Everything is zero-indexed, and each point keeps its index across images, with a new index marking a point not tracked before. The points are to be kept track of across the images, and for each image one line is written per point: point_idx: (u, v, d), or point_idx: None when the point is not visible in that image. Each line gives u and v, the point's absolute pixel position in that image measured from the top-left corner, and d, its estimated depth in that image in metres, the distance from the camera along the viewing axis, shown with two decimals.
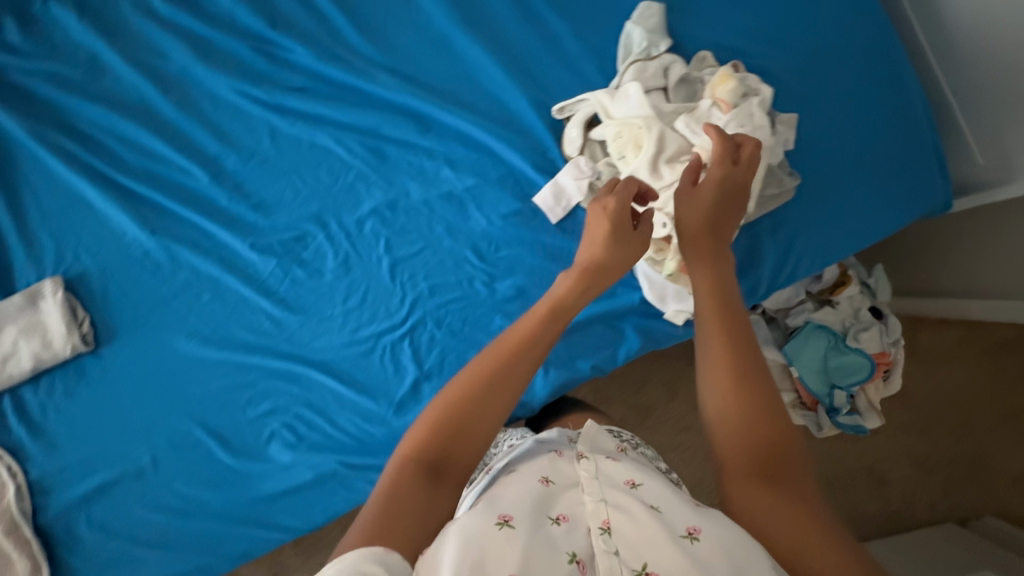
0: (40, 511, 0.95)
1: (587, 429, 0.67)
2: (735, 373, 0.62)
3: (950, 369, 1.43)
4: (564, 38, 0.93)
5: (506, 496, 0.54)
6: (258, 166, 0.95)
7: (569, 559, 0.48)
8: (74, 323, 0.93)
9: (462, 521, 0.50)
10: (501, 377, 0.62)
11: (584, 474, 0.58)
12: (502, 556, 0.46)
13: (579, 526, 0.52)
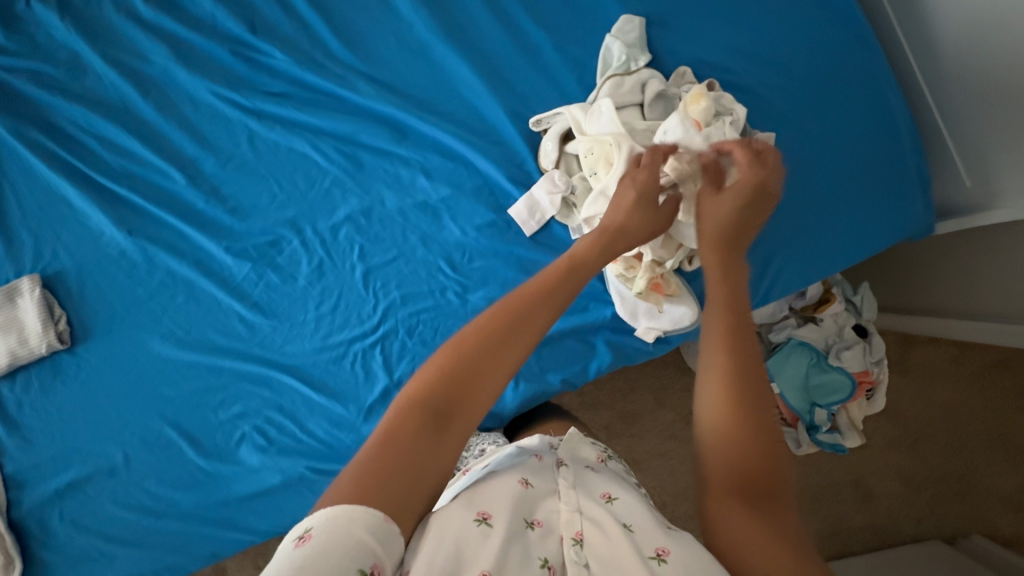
0: (14, 504, 0.96)
1: (570, 437, 0.71)
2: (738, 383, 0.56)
3: (941, 386, 1.42)
4: (545, 49, 0.92)
5: (484, 492, 0.56)
6: (235, 170, 0.95)
7: (540, 565, 0.50)
8: (50, 321, 0.94)
9: (443, 514, 0.52)
10: (517, 327, 0.55)
11: (563, 484, 0.60)
12: (478, 555, 0.49)
13: (552, 534, 0.54)
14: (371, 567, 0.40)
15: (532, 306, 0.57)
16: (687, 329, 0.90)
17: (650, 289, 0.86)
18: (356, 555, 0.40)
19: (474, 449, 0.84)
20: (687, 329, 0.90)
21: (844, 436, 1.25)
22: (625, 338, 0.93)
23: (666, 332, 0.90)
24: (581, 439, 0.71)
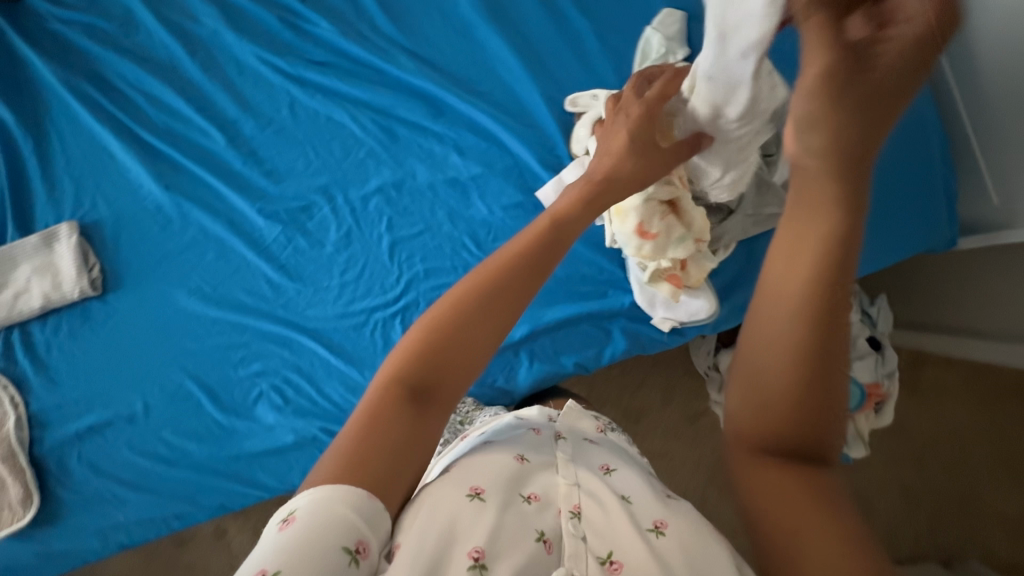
0: (36, 442, 1.00)
1: (566, 416, 0.74)
2: (792, 345, 0.41)
3: (950, 407, 1.37)
4: (584, 37, 0.93)
5: (477, 470, 0.58)
6: (274, 134, 0.98)
7: (537, 538, 0.52)
8: (85, 267, 0.97)
9: (437, 490, 0.54)
10: (498, 301, 0.54)
11: (561, 457, 0.62)
12: (471, 530, 0.51)
13: (551, 505, 0.56)
14: (357, 545, 0.43)
15: (511, 278, 0.55)
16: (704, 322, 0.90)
17: (662, 280, 0.86)
18: (341, 533, 0.43)
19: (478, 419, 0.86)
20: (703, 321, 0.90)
21: (849, 447, 1.25)
22: (642, 326, 0.94)
23: (682, 323, 0.91)
24: (578, 414, 0.74)
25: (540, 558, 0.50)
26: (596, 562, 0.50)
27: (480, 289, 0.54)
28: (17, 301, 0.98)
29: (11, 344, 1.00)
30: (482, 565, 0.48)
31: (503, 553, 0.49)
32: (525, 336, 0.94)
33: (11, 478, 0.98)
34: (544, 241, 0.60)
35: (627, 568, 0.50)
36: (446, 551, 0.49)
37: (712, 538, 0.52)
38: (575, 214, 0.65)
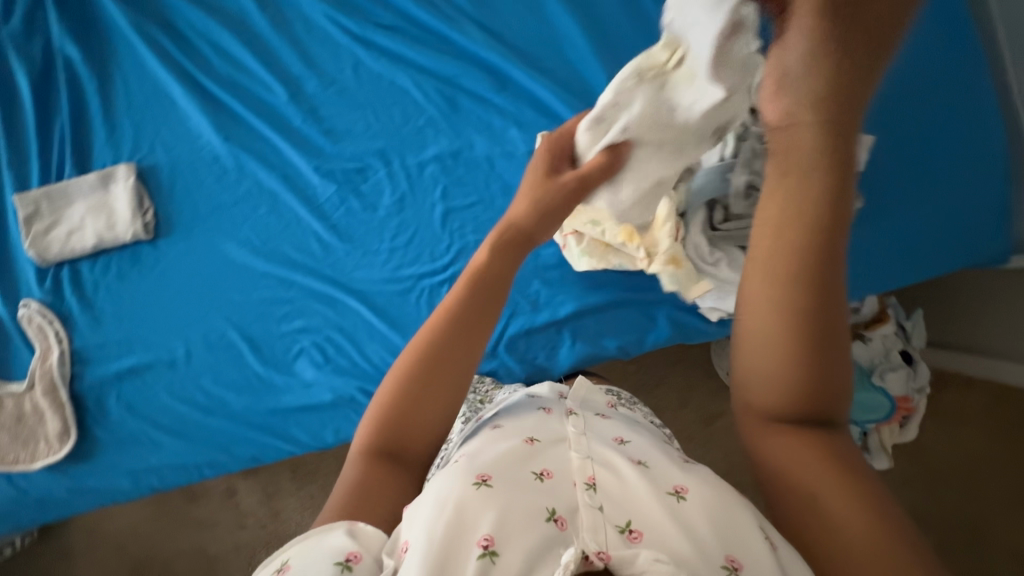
0: (76, 378, 1.01)
1: (578, 388, 0.73)
2: (795, 311, 0.51)
3: (964, 432, 1.38)
4: (655, 22, 0.93)
5: (483, 458, 0.58)
6: (336, 94, 0.99)
7: (548, 516, 0.51)
8: (139, 210, 0.99)
9: (443, 479, 0.55)
10: (444, 363, 0.62)
11: (571, 433, 0.62)
12: (478, 516, 0.50)
13: (565, 481, 0.56)
14: (347, 557, 0.49)
15: (451, 340, 0.63)
16: None
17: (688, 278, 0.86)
18: (331, 553, 0.49)
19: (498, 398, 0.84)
20: None
21: (872, 459, 1.24)
22: (687, 315, 0.94)
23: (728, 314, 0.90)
24: (586, 387, 0.73)
25: (554, 536, 0.49)
26: (615, 530, 0.50)
27: (428, 352, 0.63)
28: (70, 238, 0.99)
29: (59, 280, 1.01)
30: (493, 552, 0.47)
31: (514, 535, 0.49)
32: (571, 314, 0.94)
33: (51, 411, 0.99)
34: (478, 298, 0.67)
35: (647, 535, 0.49)
36: (456, 543, 0.48)
37: (735, 506, 0.53)
38: (495, 264, 0.70)
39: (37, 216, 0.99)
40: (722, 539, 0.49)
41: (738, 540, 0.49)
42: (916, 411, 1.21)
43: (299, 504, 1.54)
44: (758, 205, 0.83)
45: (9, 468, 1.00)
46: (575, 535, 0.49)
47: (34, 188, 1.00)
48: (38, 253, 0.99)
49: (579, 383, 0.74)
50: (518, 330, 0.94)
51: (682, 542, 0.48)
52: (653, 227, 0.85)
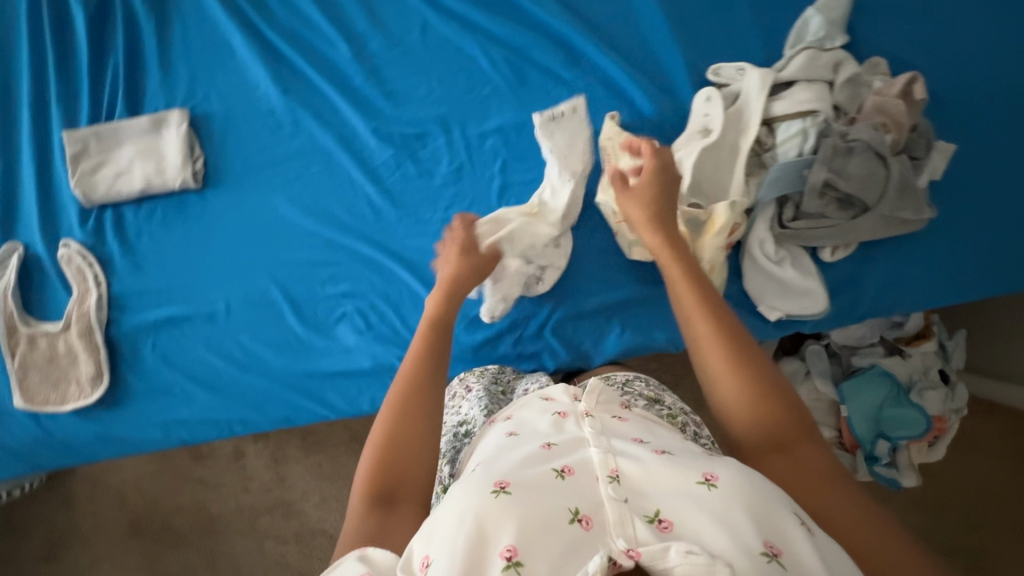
0: (112, 324, 0.99)
1: (593, 386, 0.71)
2: (729, 347, 0.67)
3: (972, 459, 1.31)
4: (738, 7, 0.90)
5: (500, 467, 0.57)
6: (399, 56, 0.96)
7: (571, 518, 0.50)
8: (190, 158, 0.97)
9: (460, 491, 0.54)
10: (408, 425, 0.67)
11: (589, 430, 0.61)
12: (499, 528, 0.49)
13: (588, 476, 0.55)
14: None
15: (409, 406, 0.68)
16: (810, 318, 0.87)
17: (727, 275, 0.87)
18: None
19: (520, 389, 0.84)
20: (810, 318, 0.86)
21: (899, 477, 1.20)
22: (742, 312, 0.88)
23: (788, 316, 0.86)
24: (602, 386, 0.71)
25: (581, 538, 0.49)
26: (643, 521, 0.50)
27: (391, 422, 0.67)
28: (117, 181, 0.97)
29: (103, 222, 1.00)
30: (517, 563, 0.47)
31: (539, 546, 0.48)
32: (623, 301, 0.92)
33: (85, 353, 0.98)
34: (421, 363, 0.73)
35: (678, 525, 0.49)
36: (480, 557, 0.48)
37: (772, 500, 0.52)
38: (445, 310, 0.79)
39: (85, 155, 0.98)
40: (760, 529, 0.49)
41: (778, 531, 0.50)
42: (949, 432, 1.19)
43: (305, 472, 1.51)
44: (832, 205, 0.82)
45: (38, 407, 0.98)
46: (607, 534, 0.49)
47: (84, 127, 0.99)
48: (84, 193, 0.97)
49: (592, 382, 0.71)
50: (566, 313, 0.92)
51: (721, 538, 0.48)
52: (709, 231, 0.83)
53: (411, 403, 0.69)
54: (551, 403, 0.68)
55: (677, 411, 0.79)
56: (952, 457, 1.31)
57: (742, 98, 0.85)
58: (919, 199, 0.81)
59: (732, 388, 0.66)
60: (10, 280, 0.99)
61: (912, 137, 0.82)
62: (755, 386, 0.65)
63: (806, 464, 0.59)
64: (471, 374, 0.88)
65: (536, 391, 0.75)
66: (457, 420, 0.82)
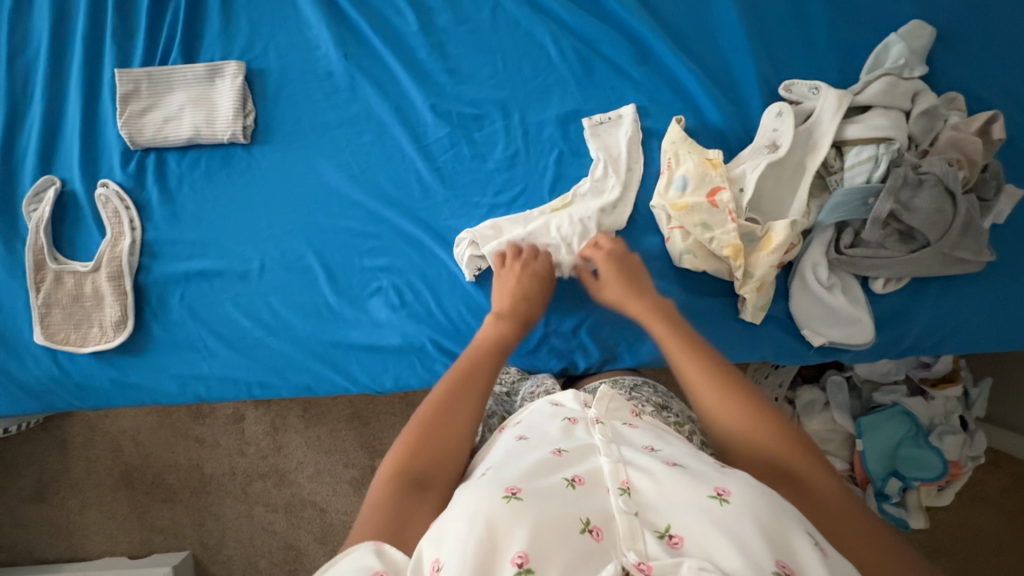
0: (142, 270, 0.97)
1: (601, 392, 0.67)
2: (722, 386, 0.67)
3: (979, 512, 1.27)
4: (818, 24, 0.88)
5: (510, 471, 0.55)
6: (467, 34, 0.94)
7: (582, 528, 0.49)
8: (242, 112, 0.95)
9: (469, 496, 0.52)
10: (448, 420, 0.67)
11: (600, 438, 0.59)
12: (510, 535, 0.47)
13: (599, 487, 0.53)
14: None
15: (448, 407, 0.68)
16: (854, 347, 0.85)
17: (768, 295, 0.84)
18: (358, 571, 0.48)
19: (524, 392, 0.82)
20: (854, 347, 0.85)
21: (909, 518, 1.17)
22: (784, 334, 0.87)
23: (832, 343, 0.85)
24: (613, 391, 0.67)
25: (592, 550, 0.47)
26: (654, 536, 0.48)
27: (429, 415, 0.67)
28: (164, 126, 0.96)
29: (144, 166, 0.98)
30: (529, 570, 0.45)
31: (550, 555, 0.46)
32: None
33: (112, 296, 0.96)
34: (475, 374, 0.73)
35: (688, 540, 0.47)
36: (490, 563, 0.46)
37: (784, 515, 0.49)
38: (507, 329, 0.81)
39: (136, 97, 0.96)
40: (771, 547, 0.46)
41: (785, 546, 0.47)
42: (962, 479, 1.15)
43: (303, 444, 1.46)
44: (891, 236, 0.82)
45: (57, 345, 0.97)
46: (616, 547, 0.48)
47: (137, 68, 0.97)
48: (130, 135, 0.96)
49: (602, 387, 0.67)
50: (606, 314, 0.90)
51: (731, 555, 0.45)
52: (764, 247, 0.81)
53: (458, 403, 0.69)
54: (563, 409, 0.66)
55: (684, 420, 0.77)
56: (973, 509, 1.27)
57: (814, 117, 0.84)
58: (981, 240, 0.80)
59: (727, 424, 0.65)
60: (44, 213, 0.97)
61: (982, 177, 0.81)
62: (750, 421, 0.64)
63: (817, 490, 0.57)
64: None
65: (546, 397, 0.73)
66: None
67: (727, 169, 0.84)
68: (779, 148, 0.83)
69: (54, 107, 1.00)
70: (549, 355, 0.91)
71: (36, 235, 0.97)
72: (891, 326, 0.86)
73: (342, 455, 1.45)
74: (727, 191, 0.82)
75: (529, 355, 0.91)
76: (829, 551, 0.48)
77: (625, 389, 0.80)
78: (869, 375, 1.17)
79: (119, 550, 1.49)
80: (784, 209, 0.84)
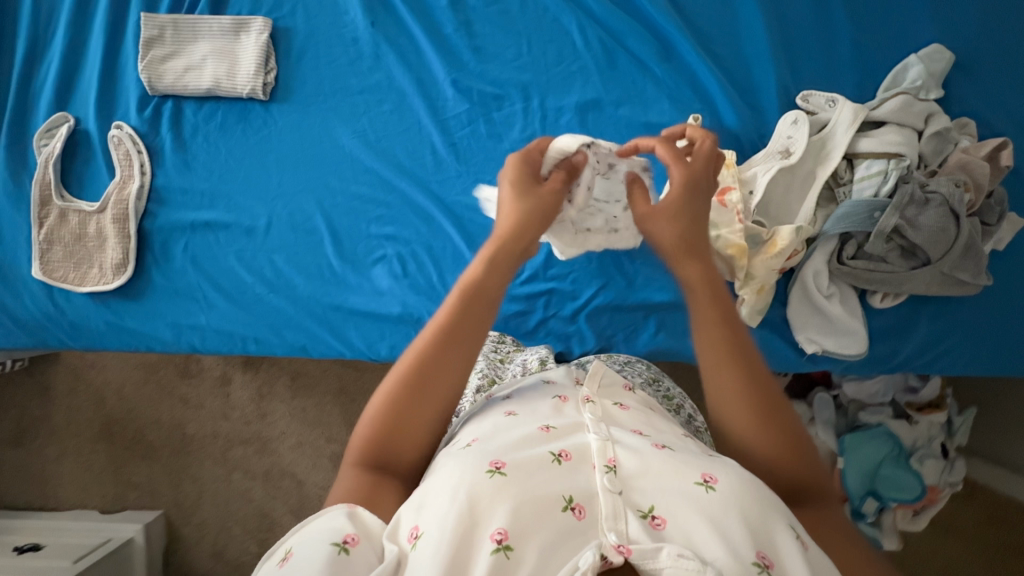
0: (148, 216, 0.97)
1: (595, 367, 0.67)
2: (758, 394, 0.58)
3: (955, 548, 1.25)
4: (841, 38, 0.89)
5: (497, 442, 0.54)
6: (495, 14, 0.95)
7: (565, 506, 0.47)
8: (263, 68, 0.96)
9: (452, 466, 0.51)
10: (411, 412, 0.58)
11: (589, 416, 0.57)
12: (490, 510, 0.46)
13: (584, 463, 0.52)
14: (345, 538, 0.47)
15: (416, 390, 0.58)
16: (848, 358, 0.86)
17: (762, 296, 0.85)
18: (329, 533, 0.48)
19: (519, 361, 0.82)
20: (847, 358, 0.86)
21: (881, 538, 1.17)
22: (778, 339, 0.89)
23: (824, 351, 0.86)
24: (605, 367, 0.67)
25: (573, 528, 0.46)
26: (637, 516, 0.47)
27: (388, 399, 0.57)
28: (184, 75, 0.96)
29: (160, 113, 0.98)
30: (508, 546, 0.44)
31: (530, 530, 0.45)
32: (664, 304, 0.91)
33: (115, 238, 0.96)
34: (440, 344, 0.59)
35: (671, 525, 0.47)
36: (467, 536, 0.45)
37: (770, 508, 0.48)
38: (490, 277, 0.62)
39: (160, 43, 0.97)
40: (753, 537, 0.45)
41: (767, 537, 0.46)
42: (939, 504, 1.15)
43: (288, 414, 1.44)
44: (894, 251, 0.83)
45: (54, 283, 0.96)
46: (598, 526, 0.47)
47: (163, 14, 0.97)
48: (150, 80, 0.96)
49: (596, 364, 0.67)
50: (605, 303, 0.91)
51: (713, 544, 0.45)
52: (768, 251, 0.82)
53: (424, 379, 0.58)
54: (553, 387, 0.65)
55: (673, 393, 0.79)
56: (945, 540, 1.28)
57: (828, 128, 0.85)
58: (980, 263, 0.81)
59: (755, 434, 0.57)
60: (55, 149, 0.97)
61: (986, 203, 0.83)
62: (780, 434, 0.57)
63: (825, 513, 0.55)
64: None
65: (535, 373, 0.72)
66: None
67: (738, 170, 0.84)
68: (791, 154, 0.85)
69: (75, 45, 1.00)
70: (547, 337, 0.93)
71: (45, 171, 0.96)
72: (884, 341, 0.87)
73: (325, 429, 1.43)
74: (736, 191, 0.82)
75: (528, 336, 0.93)
76: (810, 545, 0.48)
77: (618, 364, 0.81)
78: (857, 395, 1.16)
79: (90, 504, 1.47)
80: (791, 215, 0.86)
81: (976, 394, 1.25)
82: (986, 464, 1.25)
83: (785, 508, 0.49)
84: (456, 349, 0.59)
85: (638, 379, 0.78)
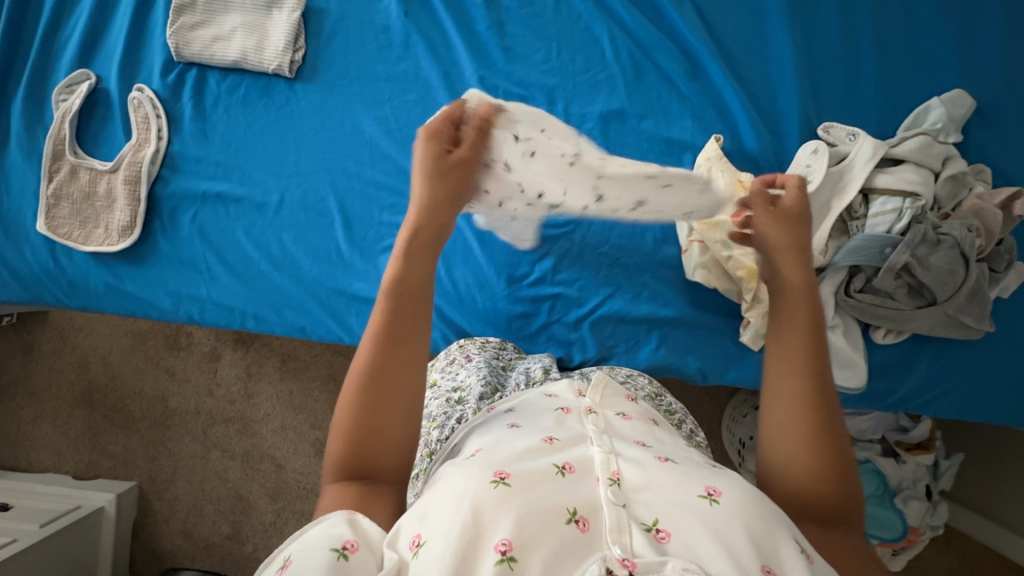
0: (160, 181, 0.96)
1: (597, 379, 0.67)
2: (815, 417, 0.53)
3: None
4: (868, 75, 0.90)
5: (500, 453, 0.53)
6: (528, 17, 0.96)
7: (569, 518, 0.47)
8: (292, 46, 0.96)
9: (455, 476, 0.50)
10: (381, 407, 0.55)
11: (592, 428, 0.57)
12: (495, 521, 0.46)
13: (588, 476, 0.51)
14: (344, 544, 0.46)
15: (384, 373, 0.56)
16: (846, 390, 0.86)
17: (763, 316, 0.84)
18: (328, 539, 0.47)
19: (522, 367, 0.83)
20: (846, 390, 0.86)
21: None
22: None
23: None
24: (607, 377, 0.67)
25: (576, 541, 0.46)
26: (641, 530, 0.47)
27: (362, 375, 0.56)
28: (211, 44, 0.96)
29: (183, 80, 0.98)
30: (511, 558, 0.43)
31: (532, 541, 0.45)
32: (669, 319, 0.90)
33: (124, 199, 0.95)
34: (393, 342, 0.57)
35: (675, 537, 0.46)
36: (469, 549, 0.44)
37: (773, 519, 0.48)
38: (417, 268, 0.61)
39: (190, 10, 0.96)
40: (757, 551, 0.45)
41: (772, 550, 0.45)
42: (918, 547, 1.12)
43: (274, 396, 1.42)
44: (901, 288, 0.83)
45: (58, 239, 0.95)
46: (602, 539, 0.46)
47: None
48: (176, 46, 0.96)
49: (598, 374, 0.66)
50: (610, 313, 0.90)
51: (717, 556, 0.44)
52: None
53: (387, 376, 0.56)
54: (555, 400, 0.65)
55: (675, 408, 0.80)
56: None
57: (847, 160, 0.85)
58: (984, 308, 0.82)
59: (795, 450, 0.52)
60: (73, 105, 0.96)
61: (996, 250, 0.84)
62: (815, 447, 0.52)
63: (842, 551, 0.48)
64: (472, 344, 0.87)
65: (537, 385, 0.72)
66: (451, 385, 0.79)
67: None
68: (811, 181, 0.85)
69: (105, 5, 1.00)
70: (547, 343, 0.93)
71: (60, 125, 0.96)
72: (881, 378, 0.88)
73: (311, 416, 1.41)
74: None
75: (529, 340, 0.93)
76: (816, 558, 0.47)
77: (620, 376, 0.81)
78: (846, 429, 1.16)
79: (64, 468, 1.45)
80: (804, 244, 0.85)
81: (966, 443, 1.24)
82: (965, 512, 1.25)
83: (789, 521, 0.49)
84: (413, 345, 0.58)
85: (640, 393, 0.78)
